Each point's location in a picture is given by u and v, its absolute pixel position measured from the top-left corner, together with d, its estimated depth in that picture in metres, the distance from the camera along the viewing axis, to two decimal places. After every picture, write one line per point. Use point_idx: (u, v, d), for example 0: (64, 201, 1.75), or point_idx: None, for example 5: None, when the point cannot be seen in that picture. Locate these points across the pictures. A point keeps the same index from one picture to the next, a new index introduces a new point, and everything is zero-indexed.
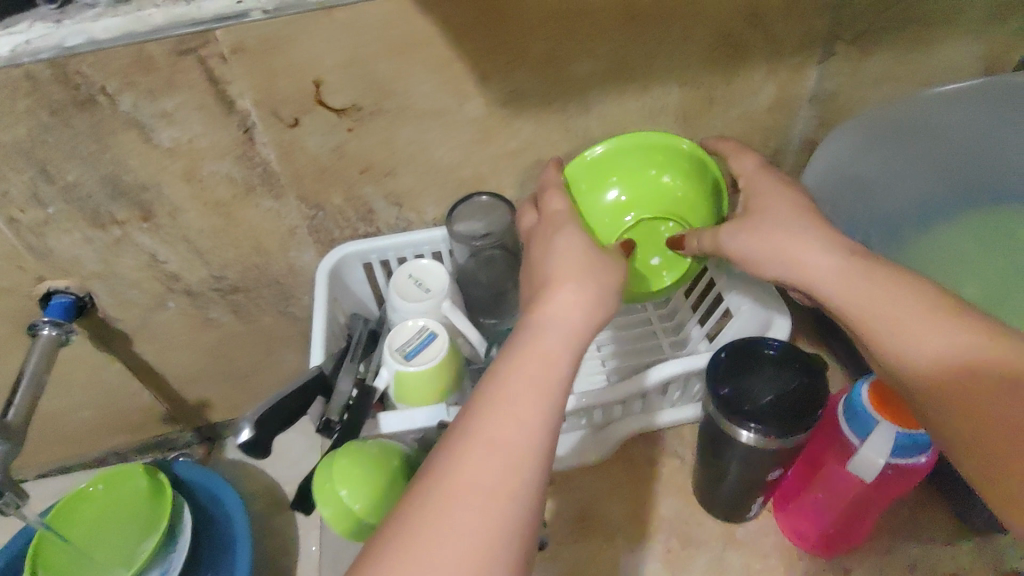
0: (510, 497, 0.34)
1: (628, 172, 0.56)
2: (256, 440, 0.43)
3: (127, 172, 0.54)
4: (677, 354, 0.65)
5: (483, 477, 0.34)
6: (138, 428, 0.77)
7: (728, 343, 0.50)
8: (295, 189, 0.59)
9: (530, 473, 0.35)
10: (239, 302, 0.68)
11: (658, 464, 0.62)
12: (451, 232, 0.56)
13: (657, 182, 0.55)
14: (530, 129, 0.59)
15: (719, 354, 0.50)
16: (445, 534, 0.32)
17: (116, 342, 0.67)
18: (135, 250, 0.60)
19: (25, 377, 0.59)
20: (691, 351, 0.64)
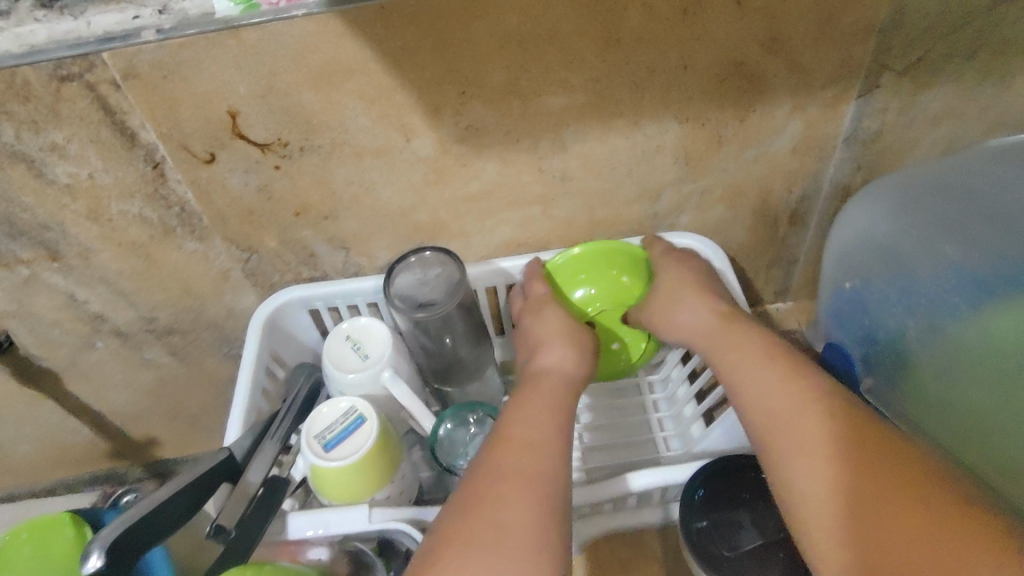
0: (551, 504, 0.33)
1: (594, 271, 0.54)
2: (108, 569, 0.36)
3: (23, 210, 0.47)
4: (667, 439, 0.54)
5: (534, 479, 0.34)
6: (82, 463, 0.71)
7: (704, 465, 0.40)
8: (221, 231, 0.51)
9: (551, 505, 0.33)
10: (178, 344, 0.59)
11: (634, 567, 0.53)
12: (385, 289, 0.47)
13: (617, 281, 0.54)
14: (494, 169, 0.50)
15: (694, 486, 0.40)
16: (506, 519, 0.32)
17: (44, 380, 0.60)
18: (49, 291, 0.53)
19: None
20: (684, 439, 0.52)
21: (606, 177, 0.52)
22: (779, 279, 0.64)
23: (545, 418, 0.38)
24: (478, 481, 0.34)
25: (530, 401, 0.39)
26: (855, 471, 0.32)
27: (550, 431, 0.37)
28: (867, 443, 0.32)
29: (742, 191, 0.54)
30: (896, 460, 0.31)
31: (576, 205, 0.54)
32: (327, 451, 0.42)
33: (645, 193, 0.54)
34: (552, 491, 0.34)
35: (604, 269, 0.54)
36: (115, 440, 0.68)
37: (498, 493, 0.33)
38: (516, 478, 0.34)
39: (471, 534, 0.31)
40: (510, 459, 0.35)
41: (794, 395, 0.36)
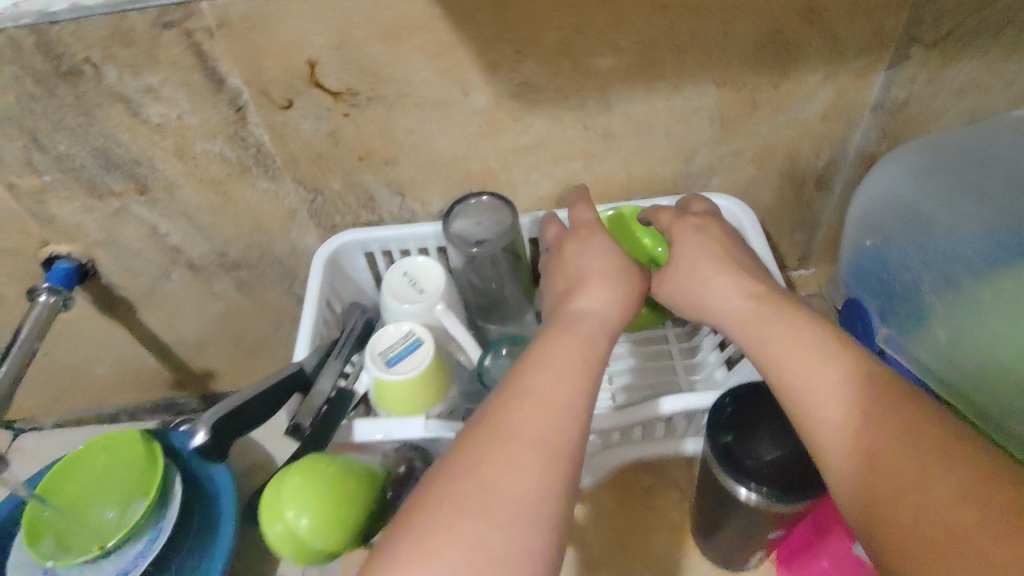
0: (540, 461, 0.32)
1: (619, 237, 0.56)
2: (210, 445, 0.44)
3: (119, 146, 0.53)
4: (693, 383, 0.58)
5: (531, 437, 0.32)
6: (147, 390, 0.77)
7: (734, 386, 0.44)
8: (291, 172, 0.56)
9: (537, 467, 0.31)
10: (243, 278, 0.65)
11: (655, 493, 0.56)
12: (444, 232, 0.51)
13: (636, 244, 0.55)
14: (543, 125, 0.54)
15: (724, 401, 0.44)
16: (501, 477, 0.31)
17: (121, 307, 0.66)
18: (136, 222, 0.59)
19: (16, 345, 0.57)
20: (708, 382, 0.57)
21: (646, 135, 0.56)
22: (804, 243, 0.67)
23: (556, 365, 0.36)
24: (484, 436, 0.33)
25: (553, 346, 0.37)
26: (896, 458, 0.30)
27: (560, 388, 0.35)
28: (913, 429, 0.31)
29: (773, 153, 0.58)
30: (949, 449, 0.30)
31: (616, 162, 0.58)
32: (389, 367, 0.47)
33: (680, 152, 0.57)
34: (546, 455, 0.32)
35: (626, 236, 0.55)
36: (177, 367, 0.74)
37: (503, 456, 0.31)
38: (526, 443, 0.32)
39: (475, 492, 0.30)
40: (516, 418, 0.33)
41: (816, 356, 0.36)
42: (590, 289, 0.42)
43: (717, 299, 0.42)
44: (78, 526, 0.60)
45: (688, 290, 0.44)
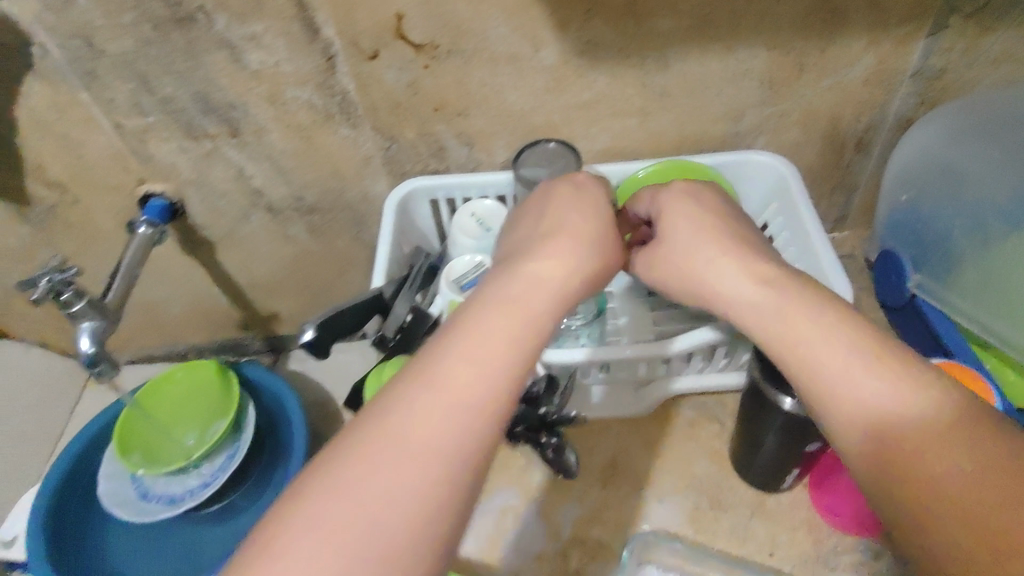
0: (423, 472, 0.31)
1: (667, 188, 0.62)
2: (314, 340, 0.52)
3: (218, 90, 0.58)
4: None
5: (418, 444, 0.31)
6: (217, 329, 0.83)
7: None
8: (371, 120, 0.61)
9: (411, 478, 0.31)
10: (316, 222, 0.71)
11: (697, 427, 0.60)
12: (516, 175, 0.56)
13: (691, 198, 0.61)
14: (604, 81, 0.59)
15: None
16: (376, 488, 0.30)
17: (203, 245, 0.72)
18: (225, 163, 0.64)
19: (121, 268, 0.62)
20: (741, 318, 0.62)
21: (698, 95, 0.60)
22: (840, 206, 0.72)
23: (467, 361, 0.34)
24: (370, 440, 0.31)
25: (476, 334, 0.35)
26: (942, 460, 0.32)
27: (467, 387, 0.33)
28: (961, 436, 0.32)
29: (816, 116, 0.62)
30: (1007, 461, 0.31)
31: (669, 119, 0.62)
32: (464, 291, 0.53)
33: (730, 112, 0.62)
34: (426, 466, 0.31)
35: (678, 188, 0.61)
36: (246, 306, 0.80)
37: (381, 466, 0.31)
38: (409, 453, 0.31)
39: (348, 504, 0.30)
40: (406, 423, 0.32)
41: (818, 338, 0.37)
42: (549, 249, 0.40)
43: (733, 285, 0.41)
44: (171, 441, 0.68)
45: (681, 257, 0.44)
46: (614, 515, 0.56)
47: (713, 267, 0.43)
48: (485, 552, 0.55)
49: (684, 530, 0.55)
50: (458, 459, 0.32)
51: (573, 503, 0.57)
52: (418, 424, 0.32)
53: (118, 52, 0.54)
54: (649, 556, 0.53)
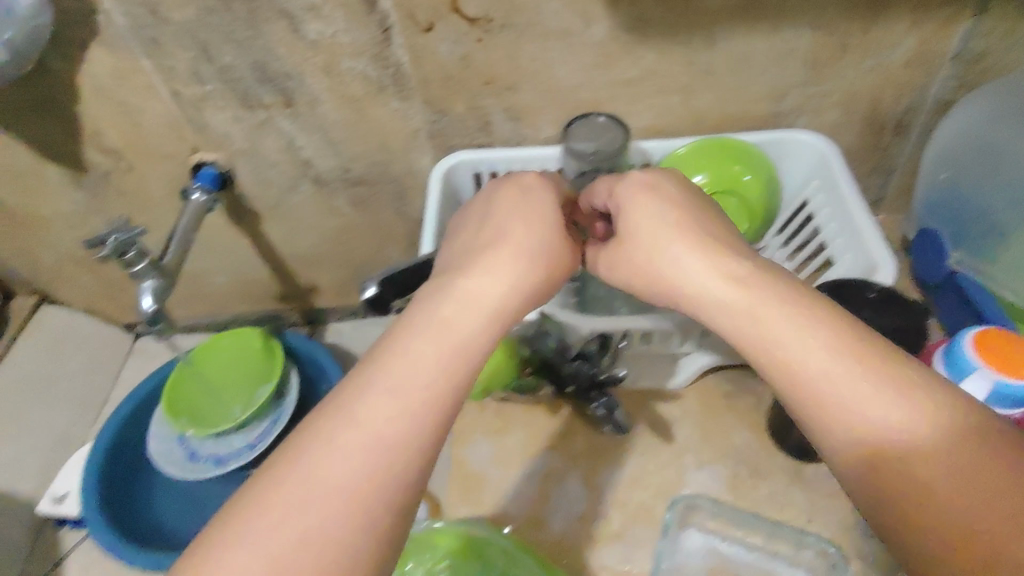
0: (318, 517, 0.31)
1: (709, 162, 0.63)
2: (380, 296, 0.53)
3: (276, 60, 0.59)
4: None
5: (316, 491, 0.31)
6: (258, 298, 0.86)
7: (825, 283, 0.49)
8: (422, 92, 0.63)
9: (310, 523, 0.31)
10: (362, 194, 0.73)
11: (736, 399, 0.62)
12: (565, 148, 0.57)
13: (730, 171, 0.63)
14: (652, 59, 0.60)
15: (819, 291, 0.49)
16: (270, 536, 0.30)
17: (250, 214, 0.74)
18: (277, 134, 0.66)
19: (176, 233, 0.64)
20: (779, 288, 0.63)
21: (741, 75, 0.62)
22: (875, 188, 0.73)
23: (375, 398, 0.34)
24: (272, 487, 0.32)
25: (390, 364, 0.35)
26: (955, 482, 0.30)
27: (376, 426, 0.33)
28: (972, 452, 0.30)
29: (856, 97, 0.63)
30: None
31: (712, 98, 0.64)
32: None
33: (773, 91, 0.63)
34: (325, 509, 0.31)
35: (718, 161, 0.63)
36: (287, 276, 0.82)
37: (275, 513, 0.31)
38: (306, 499, 0.31)
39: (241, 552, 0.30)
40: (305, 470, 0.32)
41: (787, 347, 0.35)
42: (484, 264, 0.40)
43: (709, 285, 0.38)
44: (221, 406, 0.70)
45: (642, 257, 0.42)
46: (654, 480, 0.57)
47: (677, 263, 0.40)
48: (528, 512, 0.56)
49: (723, 495, 0.56)
50: (360, 504, 0.32)
51: (615, 468, 0.58)
52: (319, 469, 0.32)
53: (181, 20, 0.56)
54: (692, 517, 0.55)
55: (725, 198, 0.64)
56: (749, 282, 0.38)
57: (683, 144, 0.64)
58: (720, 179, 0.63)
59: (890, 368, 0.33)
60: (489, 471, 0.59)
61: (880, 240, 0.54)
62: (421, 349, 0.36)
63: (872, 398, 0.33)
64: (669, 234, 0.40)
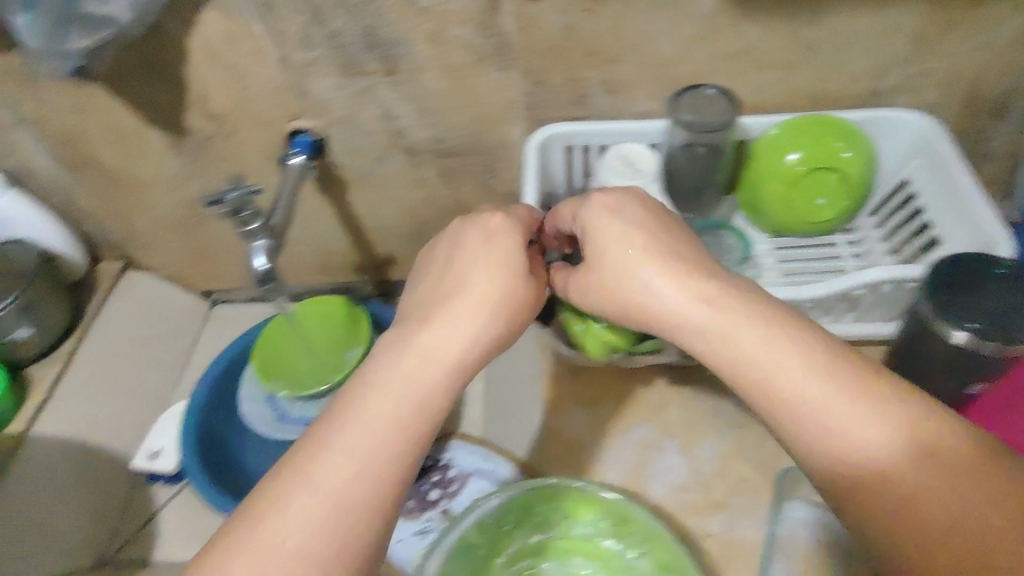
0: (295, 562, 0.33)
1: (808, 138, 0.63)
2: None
3: (385, 26, 0.61)
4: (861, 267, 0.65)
5: (290, 537, 0.33)
6: (337, 271, 0.87)
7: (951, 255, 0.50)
8: (523, 62, 0.63)
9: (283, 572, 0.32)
10: (450, 166, 0.74)
11: None
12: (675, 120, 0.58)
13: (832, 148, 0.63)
14: (756, 33, 0.60)
15: (941, 263, 0.50)
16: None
17: (339, 185, 0.75)
18: (375, 102, 0.67)
19: (283, 196, 0.65)
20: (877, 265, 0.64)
21: (843, 52, 0.61)
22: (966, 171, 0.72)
23: (345, 441, 0.36)
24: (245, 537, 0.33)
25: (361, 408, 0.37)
26: (918, 486, 0.32)
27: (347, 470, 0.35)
28: (927, 458, 0.33)
29: (958, 76, 0.63)
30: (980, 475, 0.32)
31: (812, 75, 0.64)
32: None
33: (874, 69, 0.63)
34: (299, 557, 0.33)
35: (818, 138, 0.63)
36: (366, 250, 0.83)
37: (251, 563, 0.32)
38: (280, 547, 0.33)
39: None
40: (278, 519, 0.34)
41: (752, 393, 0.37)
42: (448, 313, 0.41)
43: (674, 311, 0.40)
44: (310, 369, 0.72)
45: (611, 286, 0.43)
46: (753, 453, 0.58)
47: (640, 293, 0.42)
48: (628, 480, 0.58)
49: None
50: (333, 546, 0.33)
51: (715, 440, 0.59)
52: (294, 516, 0.34)
53: None
54: (797, 487, 0.56)
55: (825, 174, 0.64)
56: (713, 323, 0.39)
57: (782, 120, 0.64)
58: (820, 155, 0.63)
59: (841, 389, 0.35)
60: (586, 439, 0.61)
61: (998, 219, 0.55)
62: (385, 396, 0.38)
63: (826, 429, 0.34)
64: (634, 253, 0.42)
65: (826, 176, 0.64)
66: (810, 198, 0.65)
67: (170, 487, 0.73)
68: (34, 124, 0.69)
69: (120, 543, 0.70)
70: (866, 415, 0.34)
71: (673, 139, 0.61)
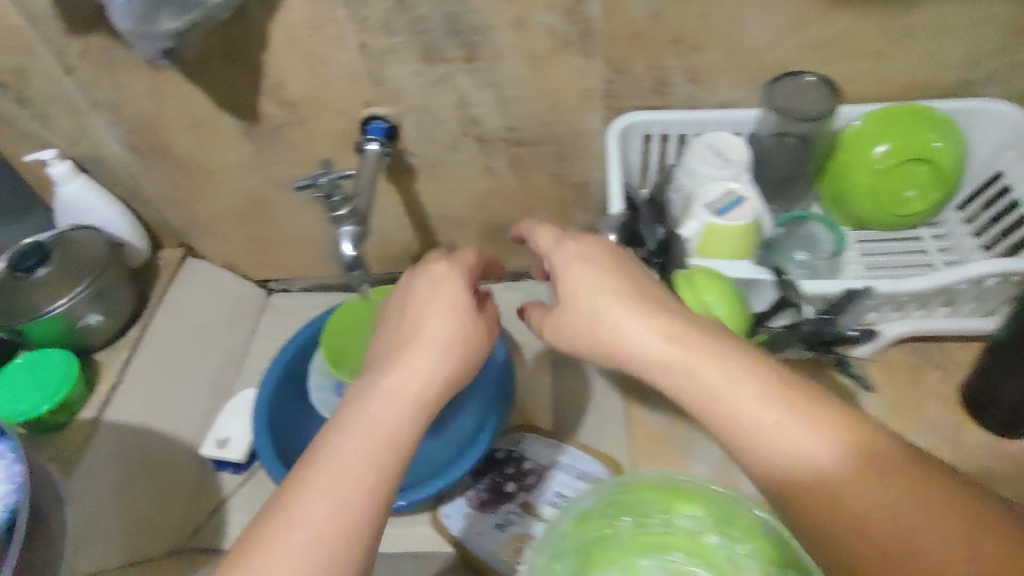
0: None
1: (898, 130, 0.62)
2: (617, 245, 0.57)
3: (469, 12, 0.59)
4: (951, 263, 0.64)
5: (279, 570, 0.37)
6: (398, 261, 0.87)
7: None
8: (606, 50, 0.62)
9: None
10: (521, 156, 0.72)
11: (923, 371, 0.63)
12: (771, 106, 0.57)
13: (923, 141, 0.62)
14: (848, 20, 0.58)
15: None
16: None
17: (408, 174, 0.74)
18: (452, 90, 0.66)
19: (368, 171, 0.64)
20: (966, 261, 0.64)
21: (937, 41, 0.60)
22: None
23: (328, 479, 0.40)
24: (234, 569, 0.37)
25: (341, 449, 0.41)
26: (854, 493, 0.35)
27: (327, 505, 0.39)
28: (866, 465, 0.35)
29: None
30: (907, 477, 0.34)
31: (901, 64, 0.62)
32: (722, 214, 0.54)
33: (966, 59, 0.61)
34: None
35: (908, 130, 0.62)
36: (428, 240, 0.83)
37: None
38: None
39: None
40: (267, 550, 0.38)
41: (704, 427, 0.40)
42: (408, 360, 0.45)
43: (640, 349, 0.42)
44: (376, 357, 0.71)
45: (577, 325, 0.46)
46: None
47: (606, 332, 0.44)
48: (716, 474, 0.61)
49: None
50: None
51: None
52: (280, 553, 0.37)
53: None
54: None
55: (914, 166, 0.63)
56: (666, 356, 0.41)
57: (871, 109, 0.63)
58: (910, 148, 0.62)
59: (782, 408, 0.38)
60: (671, 431, 0.64)
61: None
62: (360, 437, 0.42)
63: (768, 451, 0.37)
64: (599, 296, 0.44)
65: (916, 168, 0.63)
66: (898, 190, 0.64)
67: (238, 475, 0.72)
68: (108, 109, 0.68)
69: (192, 529, 0.68)
70: (806, 434, 0.37)
71: (766, 126, 0.60)
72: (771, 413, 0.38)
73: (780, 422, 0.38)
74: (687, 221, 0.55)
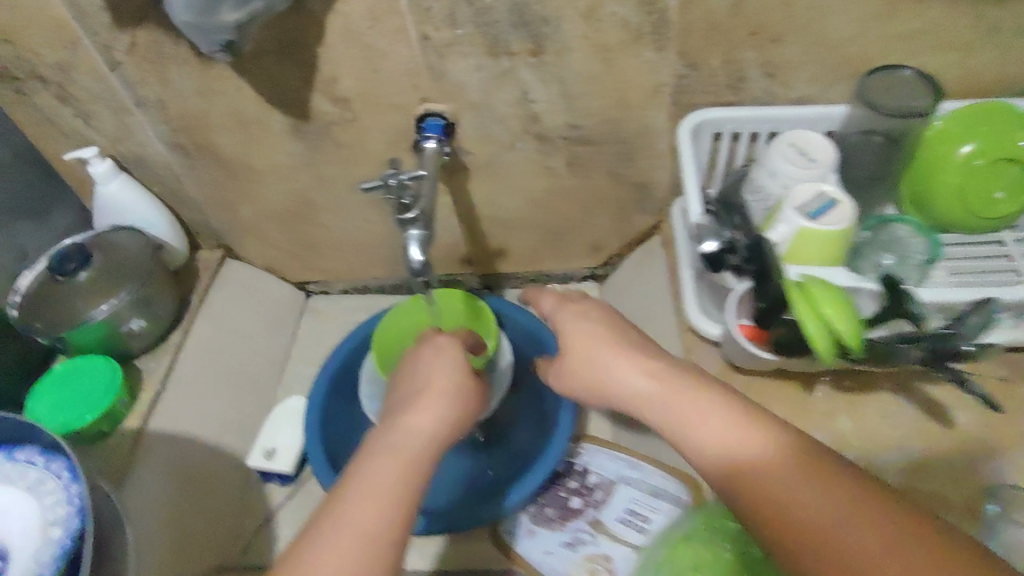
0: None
1: (979, 127, 0.57)
2: (719, 254, 0.53)
3: (537, 3, 0.56)
4: None
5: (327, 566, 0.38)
6: (448, 261, 0.85)
7: None
8: (680, 43, 0.59)
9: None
10: (581, 154, 0.70)
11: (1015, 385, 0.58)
12: (869, 106, 0.56)
13: (1008, 137, 0.57)
14: (940, 10, 0.55)
15: None
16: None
17: (462, 172, 0.72)
18: (514, 85, 0.63)
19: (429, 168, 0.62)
20: None
21: None
22: None
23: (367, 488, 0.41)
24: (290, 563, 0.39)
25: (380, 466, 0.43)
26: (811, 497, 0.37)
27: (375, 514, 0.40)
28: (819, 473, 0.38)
29: None
30: (837, 486, 0.37)
31: (994, 58, 0.58)
32: (817, 218, 0.51)
33: None
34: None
35: (991, 127, 0.57)
36: (478, 239, 0.81)
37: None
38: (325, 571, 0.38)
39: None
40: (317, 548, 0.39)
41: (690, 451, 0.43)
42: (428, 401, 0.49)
43: (625, 388, 0.47)
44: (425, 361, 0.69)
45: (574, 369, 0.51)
46: (940, 467, 0.56)
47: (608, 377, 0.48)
48: None
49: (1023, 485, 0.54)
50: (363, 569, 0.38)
51: (894, 452, 0.57)
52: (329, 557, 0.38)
53: None
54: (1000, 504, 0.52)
55: (1001, 165, 0.57)
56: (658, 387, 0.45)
57: (949, 108, 0.58)
58: (994, 145, 0.57)
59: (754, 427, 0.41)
60: None
61: None
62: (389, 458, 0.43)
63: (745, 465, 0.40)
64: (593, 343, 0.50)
65: (1003, 167, 0.57)
66: (987, 190, 0.57)
67: (286, 486, 0.72)
68: (153, 107, 0.65)
69: (243, 546, 0.68)
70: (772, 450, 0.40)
71: (856, 121, 0.59)
72: (742, 432, 0.41)
73: (750, 440, 0.40)
74: (776, 225, 0.51)
